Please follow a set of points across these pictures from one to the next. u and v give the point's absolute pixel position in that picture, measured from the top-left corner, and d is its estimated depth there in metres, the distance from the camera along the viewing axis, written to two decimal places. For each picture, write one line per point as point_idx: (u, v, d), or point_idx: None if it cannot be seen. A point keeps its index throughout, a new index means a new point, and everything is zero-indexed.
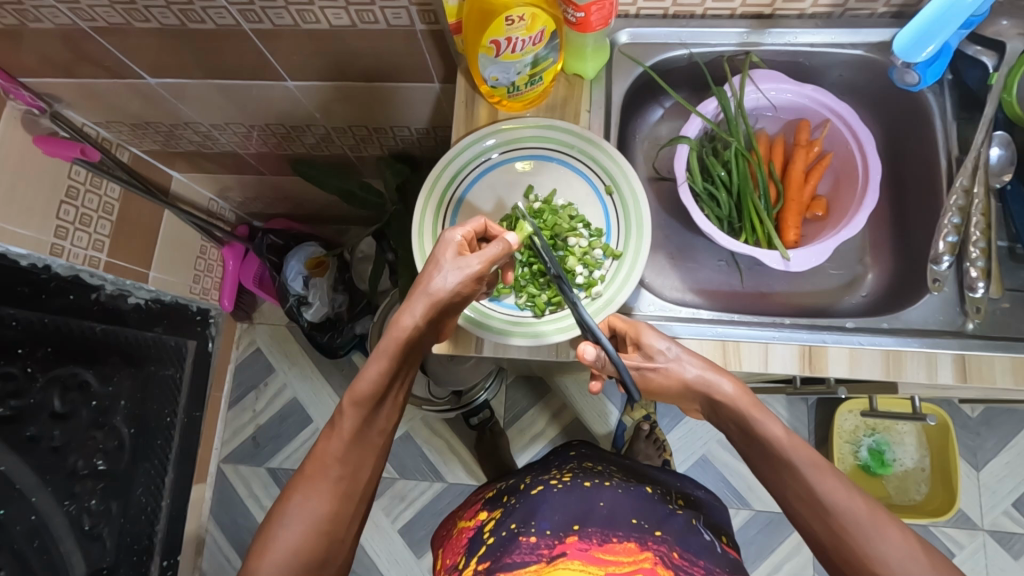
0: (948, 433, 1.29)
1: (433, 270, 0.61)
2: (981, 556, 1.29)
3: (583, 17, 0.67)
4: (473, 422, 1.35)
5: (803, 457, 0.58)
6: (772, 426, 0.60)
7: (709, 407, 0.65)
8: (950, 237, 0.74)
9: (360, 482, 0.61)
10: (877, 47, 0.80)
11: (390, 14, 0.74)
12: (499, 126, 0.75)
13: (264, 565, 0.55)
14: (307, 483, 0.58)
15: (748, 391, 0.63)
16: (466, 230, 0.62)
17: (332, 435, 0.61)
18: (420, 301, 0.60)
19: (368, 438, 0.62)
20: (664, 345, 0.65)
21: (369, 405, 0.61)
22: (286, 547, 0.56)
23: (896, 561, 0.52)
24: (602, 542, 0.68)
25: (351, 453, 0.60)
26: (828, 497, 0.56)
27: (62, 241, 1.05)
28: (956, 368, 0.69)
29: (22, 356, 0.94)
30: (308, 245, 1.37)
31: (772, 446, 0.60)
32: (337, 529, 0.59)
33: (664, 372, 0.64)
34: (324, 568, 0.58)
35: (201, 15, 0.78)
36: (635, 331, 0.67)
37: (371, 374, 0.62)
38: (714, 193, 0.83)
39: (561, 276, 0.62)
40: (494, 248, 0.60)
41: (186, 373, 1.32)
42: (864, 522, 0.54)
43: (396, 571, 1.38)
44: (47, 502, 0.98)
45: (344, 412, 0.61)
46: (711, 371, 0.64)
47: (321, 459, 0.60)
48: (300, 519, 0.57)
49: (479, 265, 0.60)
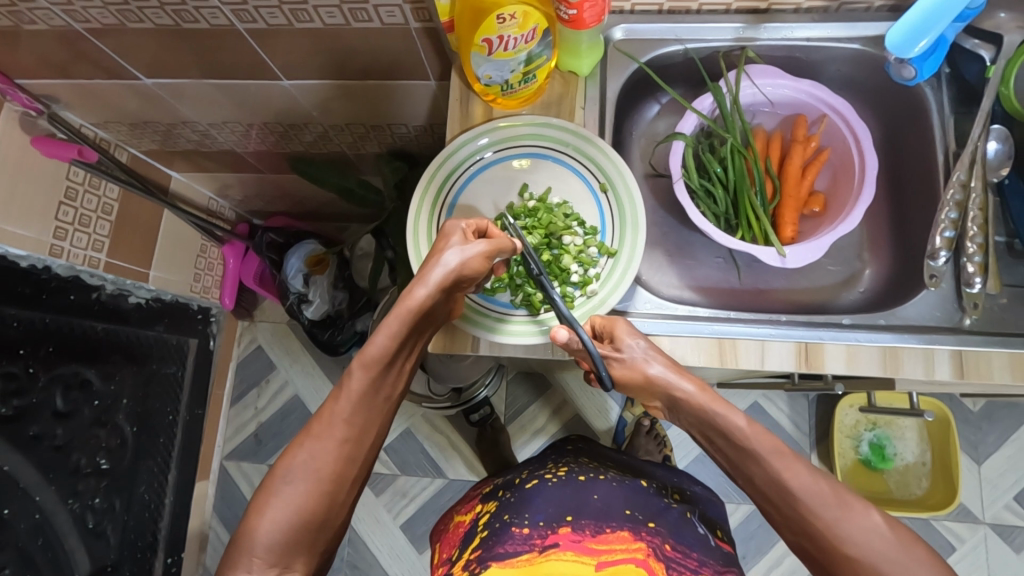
0: (949, 428, 1.29)
1: (444, 246, 0.61)
2: (982, 551, 1.29)
3: (575, 14, 0.67)
4: (473, 418, 1.36)
5: (765, 445, 0.59)
6: (734, 418, 0.60)
7: (670, 403, 0.65)
8: (947, 232, 0.74)
9: (364, 447, 0.61)
10: (874, 42, 0.79)
11: (383, 13, 0.74)
12: (493, 124, 0.74)
13: (264, 521, 0.56)
14: (313, 441, 0.59)
15: (708, 389, 0.62)
16: (471, 222, 0.65)
17: (340, 396, 0.60)
18: (435, 272, 0.60)
19: (374, 402, 0.61)
20: (633, 341, 0.64)
21: (377, 369, 0.60)
22: (288, 504, 0.56)
23: (863, 539, 0.53)
24: (595, 533, 0.69)
25: (358, 416, 0.60)
26: (794, 483, 0.56)
27: (62, 241, 1.05)
28: (953, 364, 0.68)
29: (24, 355, 0.95)
30: (307, 243, 1.37)
31: (734, 435, 0.60)
32: (338, 492, 0.59)
33: (628, 365, 0.64)
34: (322, 530, 0.58)
35: (195, 15, 0.78)
36: (609, 326, 0.66)
37: (380, 340, 0.60)
38: (710, 190, 0.83)
39: (542, 276, 0.64)
40: (502, 241, 0.63)
41: (188, 370, 1.34)
42: (830, 501, 0.55)
43: (398, 567, 1.39)
44: (51, 500, 0.99)
45: (353, 373, 0.60)
46: (673, 370, 0.63)
47: (328, 419, 0.60)
48: (303, 476, 0.58)
49: (487, 247, 0.62)
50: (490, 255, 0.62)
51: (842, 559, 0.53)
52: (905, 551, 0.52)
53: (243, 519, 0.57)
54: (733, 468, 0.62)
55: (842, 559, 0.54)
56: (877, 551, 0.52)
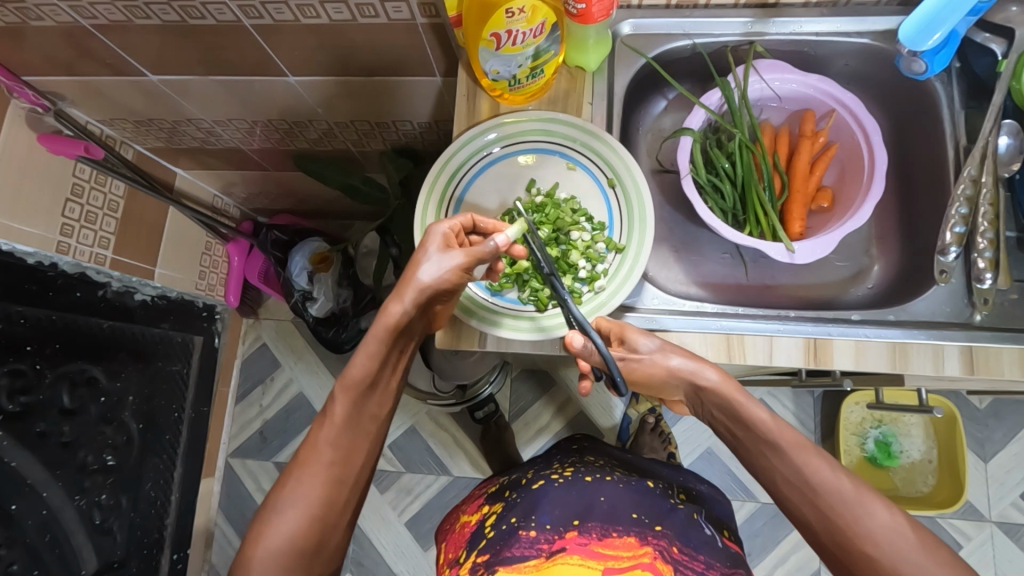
0: (956, 425, 1.28)
1: (422, 258, 0.61)
2: (989, 548, 1.28)
3: (584, 8, 0.67)
4: (478, 415, 1.37)
5: (787, 439, 0.59)
6: (758, 410, 0.61)
7: (694, 395, 0.66)
8: (957, 228, 0.73)
9: (354, 467, 0.61)
10: (884, 36, 0.79)
11: (390, 9, 0.74)
12: (501, 120, 0.74)
13: (259, 550, 0.56)
14: (301, 468, 0.59)
15: (732, 378, 0.63)
16: (453, 223, 0.63)
17: (323, 421, 0.61)
18: (410, 289, 0.60)
19: (361, 424, 0.62)
20: (649, 342, 0.65)
21: (360, 392, 0.61)
22: (279, 531, 0.56)
23: (874, 527, 0.53)
24: (601, 537, 0.68)
25: (344, 438, 0.60)
26: (814, 476, 0.57)
27: (68, 239, 1.06)
28: (963, 360, 0.68)
29: (31, 352, 0.95)
30: (314, 240, 1.35)
31: (757, 428, 0.61)
32: (331, 514, 0.59)
33: (648, 362, 0.65)
34: (320, 553, 0.59)
35: (201, 11, 0.77)
36: (619, 330, 0.67)
37: (360, 361, 0.61)
38: (718, 185, 0.82)
39: (554, 273, 0.61)
40: (479, 244, 0.61)
41: (194, 369, 1.33)
42: (849, 499, 0.55)
43: (403, 564, 1.39)
44: (59, 497, 0.99)
45: (336, 399, 0.61)
46: (694, 360, 0.64)
47: (314, 446, 0.60)
48: (292, 504, 0.57)
49: (464, 257, 0.61)
50: (469, 264, 0.62)
51: (859, 556, 0.53)
52: (909, 540, 0.52)
53: (240, 548, 0.57)
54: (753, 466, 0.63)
55: (857, 556, 0.54)
56: (883, 546, 0.52)
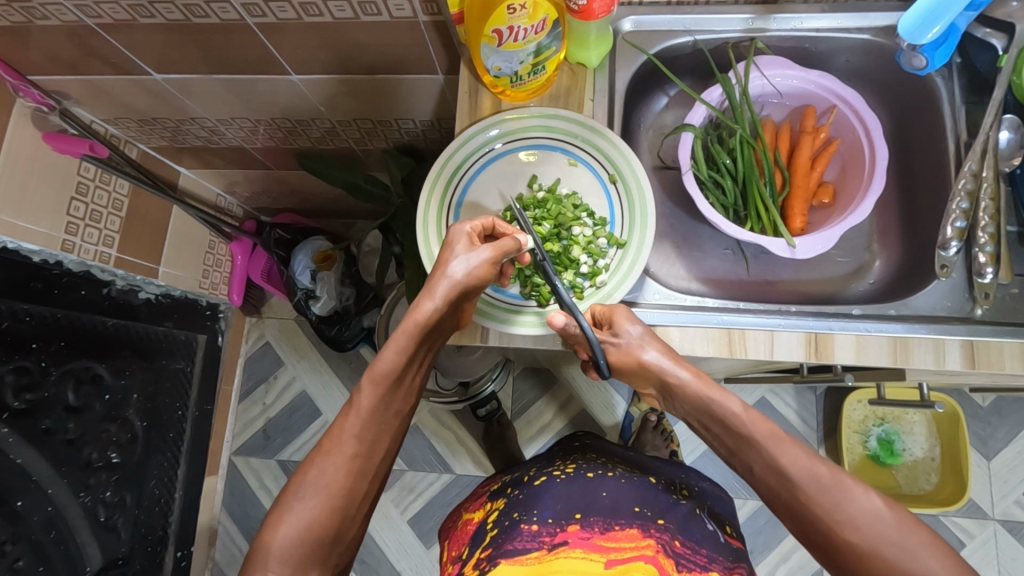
0: (958, 422, 1.28)
1: (450, 256, 0.63)
2: (992, 546, 1.28)
3: (585, 4, 0.67)
4: (481, 414, 1.38)
5: (761, 431, 0.61)
6: (730, 403, 0.62)
7: (665, 388, 0.67)
8: (958, 222, 0.74)
9: (375, 460, 0.62)
10: (884, 31, 0.79)
11: (392, 6, 0.74)
12: (502, 116, 0.74)
13: (277, 537, 0.56)
14: (324, 456, 0.60)
15: (704, 374, 0.64)
16: (476, 224, 0.66)
17: (349, 413, 0.62)
18: (441, 285, 0.61)
19: (384, 418, 0.63)
20: (632, 328, 0.66)
21: (387, 386, 0.62)
22: (301, 519, 0.57)
23: (872, 524, 0.53)
24: (603, 530, 0.69)
25: (368, 432, 0.61)
26: (793, 460, 0.59)
27: (73, 237, 1.09)
28: (964, 353, 0.68)
29: (36, 350, 0.96)
30: (315, 240, 1.36)
31: (730, 420, 0.62)
32: (349, 507, 0.60)
33: (624, 350, 0.66)
34: (337, 542, 0.60)
35: (205, 10, 0.78)
36: (609, 314, 0.68)
37: (389, 356, 0.62)
38: (719, 180, 0.83)
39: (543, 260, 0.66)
40: (506, 243, 0.64)
41: (196, 368, 1.32)
42: (836, 489, 0.56)
43: (407, 562, 1.39)
44: (63, 493, 0.99)
45: (363, 391, 0.61)
46: (668, 358, 0.65)
47: (338, 435, 0.61)
48: (315, 491, 0.58)
49: (492, 253, 0.63)
50: (496, 260, 0.63)
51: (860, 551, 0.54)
52: (913, 539, 0.53)
53: (258, 534, 0.58)
54: (731, 454, 0.64)
55: (846, 541, 0.54)
56: (888, 543, 0.52)
